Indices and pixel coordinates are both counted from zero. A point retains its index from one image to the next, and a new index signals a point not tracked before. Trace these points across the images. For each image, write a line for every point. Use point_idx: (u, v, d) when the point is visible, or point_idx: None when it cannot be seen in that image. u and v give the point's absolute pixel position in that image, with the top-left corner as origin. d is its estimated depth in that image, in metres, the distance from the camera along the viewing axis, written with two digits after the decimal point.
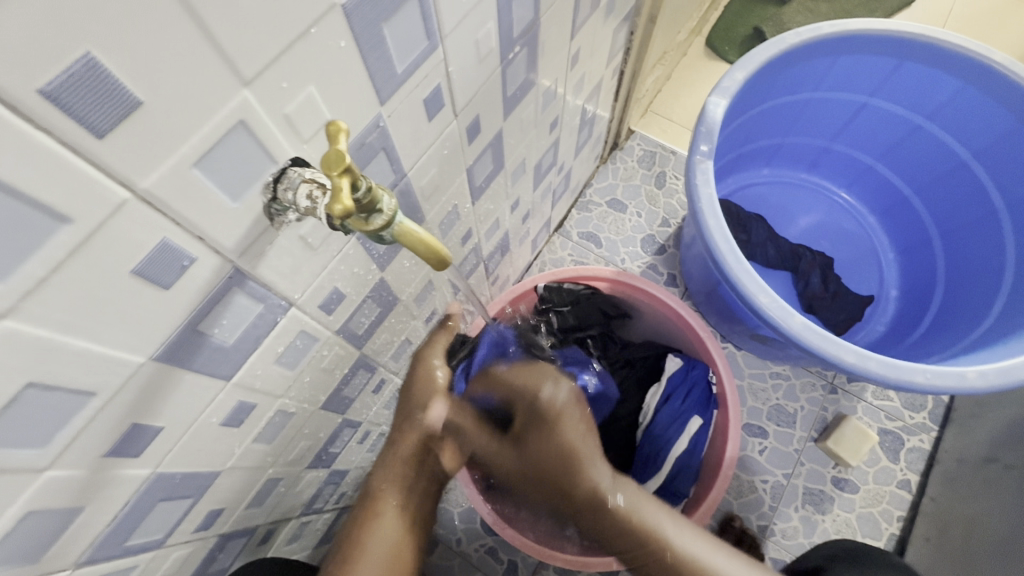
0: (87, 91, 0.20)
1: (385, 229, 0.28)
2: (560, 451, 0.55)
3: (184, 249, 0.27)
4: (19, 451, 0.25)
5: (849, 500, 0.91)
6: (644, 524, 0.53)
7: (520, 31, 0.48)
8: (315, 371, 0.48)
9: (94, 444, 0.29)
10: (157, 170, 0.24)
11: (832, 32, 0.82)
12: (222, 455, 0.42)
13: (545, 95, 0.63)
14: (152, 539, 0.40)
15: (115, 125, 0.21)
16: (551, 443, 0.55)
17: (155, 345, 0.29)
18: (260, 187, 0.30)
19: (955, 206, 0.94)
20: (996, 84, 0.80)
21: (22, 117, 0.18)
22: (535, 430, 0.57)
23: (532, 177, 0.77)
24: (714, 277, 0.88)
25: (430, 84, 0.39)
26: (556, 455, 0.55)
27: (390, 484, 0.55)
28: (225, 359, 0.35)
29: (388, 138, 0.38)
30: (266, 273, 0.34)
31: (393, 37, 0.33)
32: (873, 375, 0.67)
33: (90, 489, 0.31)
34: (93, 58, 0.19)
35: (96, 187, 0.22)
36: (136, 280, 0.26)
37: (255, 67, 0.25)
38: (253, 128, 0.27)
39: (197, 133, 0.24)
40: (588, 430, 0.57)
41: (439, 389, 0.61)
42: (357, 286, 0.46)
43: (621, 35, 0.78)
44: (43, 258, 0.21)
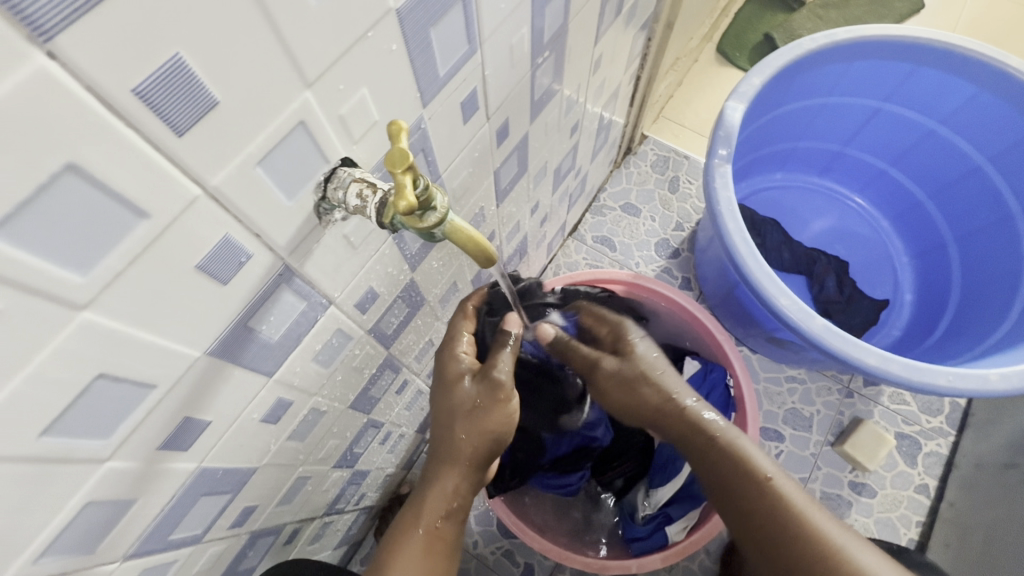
0: (171, 91, 0.20)
1: (437, 226, 0.29)
2: (647, 389, 0.61)
3: (242, 246, 0.28)
4: (86, 441, 0.26)
5: (867, 505, 0.90)
6: (747, 462, 0.54)
7: (550, 36, 0.49)
8: (347, 370, 0.49)
9: (149, 436, 0.30)
10: (225, 168, 0.24)
11: (848, 39, 0.82)
12: (260, 451, 0.42)
13: (568, 99, 0.64)
14: (192, 534, 0.40)
15: (194, 123, 0.22)
16: (636, 381, 0.61)
17: (210, 340, 0.30)
18: (313, 187, 0.30)
19: (971, 210, 0.94)
20: (1013, 90, 0.81)
21: (115, 116, 0.19)
22: (620, 377, 0.62)
23: (551, 180, 0.78)
24: (731, 280, 0.88)
25: (467, 87, 0.40)
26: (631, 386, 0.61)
27: (434, 515, 0.52)
28: (270, 355, 0.36)
29: (427, 140, 0.39)
30: (312, 271, 0.35)
31: (439, 41, 0.33)
32: (895, 377, 0.67)
33: (143, 482, 0.31)
34: (181, 59, 0.20)
35: (172, 183, 0.22)
36: (199, 275, 0.26)
37: (318, 70, 0.26)
38: (311, 129, 0.28)
39: (263, 132, 0.25)
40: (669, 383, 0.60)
41: (493, 409, 0.51)
42: (390, 286, 0.47)
43: (639, 40, 0.79)
44: (121, 252, 0.22)
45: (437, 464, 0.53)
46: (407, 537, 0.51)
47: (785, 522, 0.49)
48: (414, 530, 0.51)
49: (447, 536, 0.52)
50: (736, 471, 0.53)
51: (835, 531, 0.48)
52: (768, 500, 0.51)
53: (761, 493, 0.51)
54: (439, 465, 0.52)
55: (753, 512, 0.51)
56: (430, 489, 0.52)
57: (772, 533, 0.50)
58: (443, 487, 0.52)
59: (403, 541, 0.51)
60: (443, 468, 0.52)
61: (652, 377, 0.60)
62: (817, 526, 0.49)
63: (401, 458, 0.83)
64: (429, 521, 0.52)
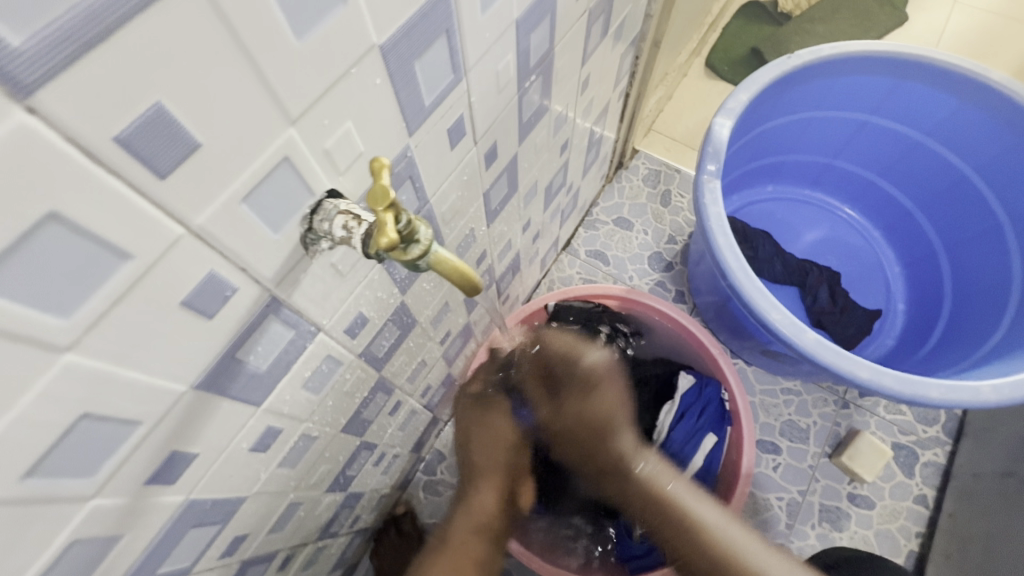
0: (154, 137, 0.21)
1: (421, 258, 0.29)
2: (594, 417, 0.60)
3: (228, 280, 0.28)
4: (69, 481, 0.26)
5: (866, 517, 0.90)
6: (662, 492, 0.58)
7: (537, 60, 0.50)
8: (338, 395, 0.49)
9: (136, 472, 0.30)
10: (210, 207, 0.25)
11: (832, 54, 0.84)
12: (249, 481, 0.42)
13: (557, 119, 0.65)
14: (180, 567, 0.40)
15: (176, 166, 0.22)
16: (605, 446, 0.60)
17: (197, 373, 0.30)
18: (299, 219, 0.31)
19: (959, 220, 0.95)
20: (994, 102, 0.83)
21: (97, 163, 0.19)
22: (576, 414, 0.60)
23: (542, 198, 0.79)
24: (724, 294, 0.88)
25: (453, 114, 0.41)
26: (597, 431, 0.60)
27: (466, 530, 0.58)
28: (258, 385, 0.36)
29: (415, 167, 0.40)
30: (299, 300, 0.35)
31: (423, 72, 0.34)
32: (888, 391, 0.67)
33: (130, 517, 0.31)
34: (163, 106, 0.20)
35: (154, 224, 0.23)
36: (184, 311, 0.26)
37: (301, 107, 0.26)
38: (296, 164, 0.28)
39: (247, 171, 0.25)
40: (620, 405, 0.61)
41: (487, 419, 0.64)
42: (380, 310, 0.47)
43: (627, 59, 0.81)
44: (105, 293, 0.22)
45: (481, 479, 0.61)
46: (435, 554, 0.56)
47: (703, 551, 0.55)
48: (449, 542, 0.57)
49: (473, 552, 0.57)
50: (662, 506, 0.58)
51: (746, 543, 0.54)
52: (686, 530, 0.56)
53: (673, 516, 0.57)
54: (482, 477, 0.61)
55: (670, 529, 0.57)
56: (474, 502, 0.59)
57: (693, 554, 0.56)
58: (475, 505, 0.59)
59: (444, 546, 0.56)
60: (483, 480, 0.60)
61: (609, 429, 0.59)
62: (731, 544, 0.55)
63: (396, 478, 0.83)
64: (460, 534, 0.57)
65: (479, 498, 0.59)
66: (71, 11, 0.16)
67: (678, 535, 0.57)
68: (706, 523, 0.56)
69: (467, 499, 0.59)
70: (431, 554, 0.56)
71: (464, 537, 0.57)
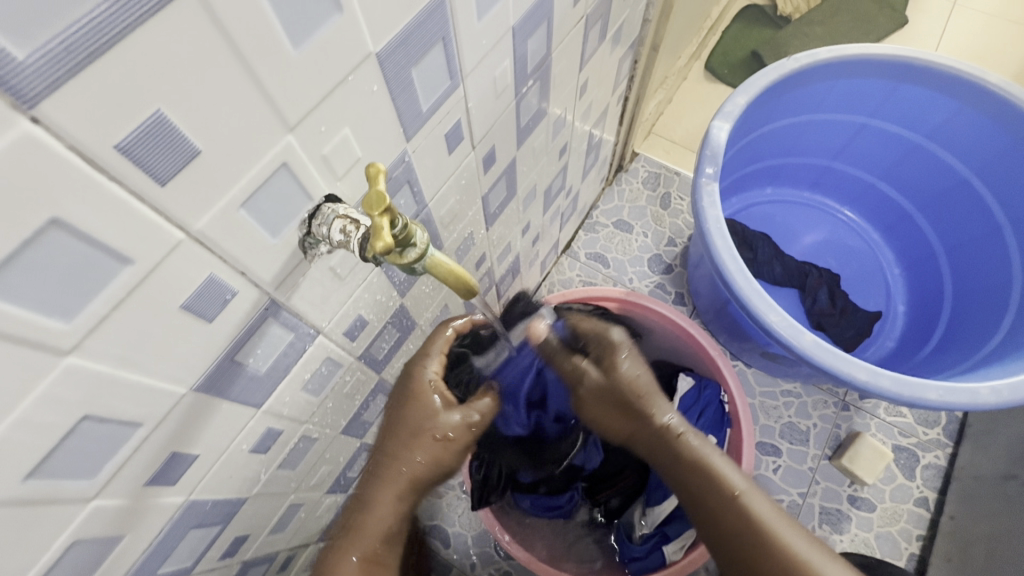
0: (154, 144, 0.21)
1: (417, 261, 0.30)
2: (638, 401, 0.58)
3: (227, 283, 0.29)
4: (71, 482, 0.26)
5: (867, 519, 0.90)
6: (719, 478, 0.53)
7: (534, 66, 0.50)
8: (337, 397, 0.49)
9: (136, 473, 0.30)
10: (209, 212, 0.25)
11: (830, 57, 0.84)
12: (249, 482, 0.43)
13: (556, 123, 0.65)
14: (181, 567, 0.40)
15: (175, 172, 0.23)
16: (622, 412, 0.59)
17: (197, 375, 0.30)
18: (297, 224, 0.31)
19: (959, 222, 0.95)
20: (992, 104, 0.83)
21: (99, 171, 0.20)
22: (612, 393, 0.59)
23: (542, 201, 0.79)
24: (723, 296, 0.89)
25: (451, 119, 0.41)
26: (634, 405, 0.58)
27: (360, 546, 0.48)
28: (258, 387, 0.36)
29: (413, 171, 0.40)
30: (298, 303, 0.35)
31: (420, 78, 0.35)
32: (886, 392, 0.67)
33: (130, 518, 0.31)
34: (162, 114, 0.21)
35: (155, 229, 0.23)
36: (184, 314, 0.27)
37: (299, 114, 0.27)
38: (295, 169, 0.29)
39: (245, 176, 0.26)
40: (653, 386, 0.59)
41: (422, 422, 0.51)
42: (379, 313, 0.48)
43: (625, 63, 0.81)
44: (105, 298, 0.23)
45: (379, 484, 0.50)
46: (339, 563, 0.48)
47: (737, 530, 0.51)
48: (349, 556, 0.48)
49: (385, 559, 0.49)
50: (704, 479, 0.54)
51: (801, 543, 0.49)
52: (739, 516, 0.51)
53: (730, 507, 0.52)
54: (380, 490, 0.49)
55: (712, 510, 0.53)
56: (371, 513, 0.49)
57: (730, 535, 0.52)
58: (377, 505, 0.49)
59: (339, 563, 0.48)
60: (382, 490, 0.49)
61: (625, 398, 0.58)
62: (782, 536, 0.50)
63: None
64: (363, 545, 0.48)
65: (380, 505, 0.49)
66: (74, 22, 0.17)
67: (718, 517, 0.53)
68: (748, 504, 0.52)
69: (363, 507, 0.49)
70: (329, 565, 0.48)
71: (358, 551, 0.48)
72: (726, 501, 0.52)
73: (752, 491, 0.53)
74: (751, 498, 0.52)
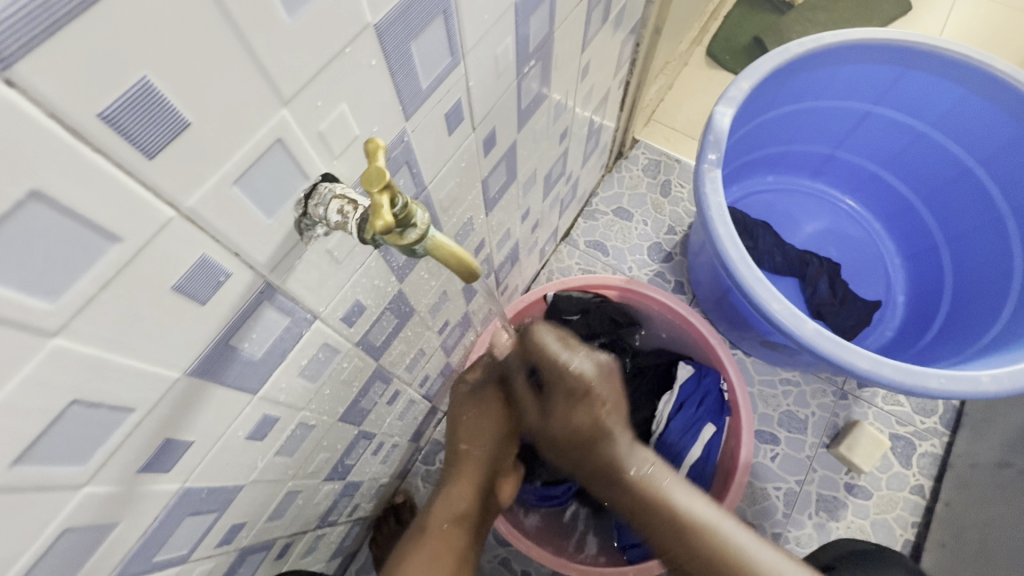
0: (140, 114, 0.20)
1: (418, 242, 0.29)
2: (592, 438, 0.54)
3: (221, 265, 0.28)
4: (61, 468, 0.25)
5: (863, 506, 0.91)
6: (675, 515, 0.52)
7: (536, 45, 0.49)
8: (335, 384, 0.48)
9: (129, 459, 0.29)
10: (201, 189, 0.24)
11: (835, 42, 0.83)
12: (246, 469, 0.42)
13: (556, 107, 0.64)
14: (178, 554, 0.40)
15: (165, 146, 0.21)
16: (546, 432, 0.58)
17: (190, 360, 0.29)
18: (293, 204, 0.30)
19: (961, 211, 0.94)
20: (999, 90, 0.82)
21: (83, 141, 0.19)
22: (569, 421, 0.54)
23: (541, 186, 0.78)
24: (724, 284, 0.88)
25: (450, 99, 0.40)
26: (586, 437, 0.55)
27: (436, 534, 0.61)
28: (253, 372, 0.35)
29: (412, 152, 0.39)
30: (294, 287, 0.34)
31: (420, 53, 0.33)
32: (887, 381, 0.67)
33: (124, 504, 0.31)
34: (150, 83, 0.20)
35: (145, 206, 0.22)
36: (176, 296, 0.26)
37: (294, 87, 0.26)
38: (290, 146, 0.28)
39: (239, 152, 0.25)
40: (615, 407, 0.54)
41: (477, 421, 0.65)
42: (377, 298, 0.47)
43: (627, 46, 0.80)
44: (92, 277, 0.22)
45: (453, 480, 0.64)
46: (419, 539, 0.60)
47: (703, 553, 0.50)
48: (429, 531, 0.61)
49: (453, 541, 0.61)
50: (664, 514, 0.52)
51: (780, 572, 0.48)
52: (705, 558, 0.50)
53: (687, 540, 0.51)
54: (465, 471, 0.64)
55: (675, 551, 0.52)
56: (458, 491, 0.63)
57: (689, 563, 0.51)
58: (458, 489, 0.63)
59: (423, 537, 0.61)
60: (460, 475, 0.64)
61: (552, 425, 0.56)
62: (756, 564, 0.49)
63: (395, 467, 0.83)
64: (438, 524, 0.62)
65: (456, 491, 0.63)
66: None
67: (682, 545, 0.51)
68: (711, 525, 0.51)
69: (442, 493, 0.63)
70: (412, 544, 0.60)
71: (445, 525, 0.61)
72: (690, 534, 0.51)
73: (713, 519, 0.51)
74: (720, 526, 0.51)
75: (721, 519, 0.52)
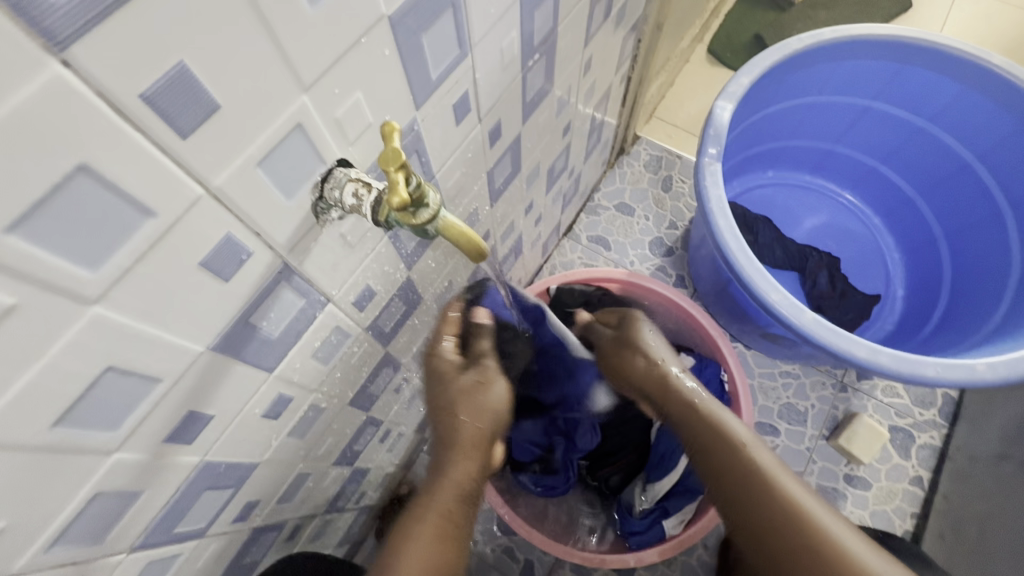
0: (176, 95, 0.22)
1: (430, 222, 0.30)
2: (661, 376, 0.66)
3: (243, 244, 0.29)
4: (94, 432, 0.27)
5: (862, 497, 0.92)
6: (729, 438, 0.57)
7: (540, 39, 0.50)
8: (346, 368, 0.50)
9: (155, 429, 0.31)
10: (228, 169, 0.26)
11: (834, 38, 0.84)
12: (261, 447, 0.43)
13: (560, 101, 0.66)
14: (195, 528, 0.41)
15: (197, 126, 0.23)
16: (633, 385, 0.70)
17: (214, 335, 0.31)
18: (310, 187, 0.32)
19: (960, 205, 0.95)
20: (996, 85, 0.83)
21: (125, 120, 0.20)
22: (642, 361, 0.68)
23: (545, 180, 0.79)
24: (724, 276, 0.89)
25: (458, 90, 0.41)
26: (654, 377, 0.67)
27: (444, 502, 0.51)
28: (270, 351, 0.37)
29: (421, 141, 0.40)
30: (310, 269, 0.36)
31: (430, 45, 0.35)
32: (885, 369, 0.68)
33: (149, 474, 0.32)
34: (185, 66, 0.21)
35: (177, 183, 0.24)
36: (202, 272, 0.28)
37: (314, 74, 0.27)
38: (308, 131, 0.29)
39: (262, 134, 0.26)
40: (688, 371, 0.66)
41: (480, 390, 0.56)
42: (386, 284, 0.48)
43: (629, 42, 0.81)
44: (129, 249, 0.23)
45: (448, 452, 0.54)
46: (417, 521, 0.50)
47: (765, 492, 0.52)
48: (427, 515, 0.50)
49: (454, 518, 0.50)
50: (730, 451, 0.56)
51: (828, 517, 0.49)
52: (765, 491, 0.52)
53: (746, 474, 0.54)
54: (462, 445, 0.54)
55: (732, 481, 0.54)
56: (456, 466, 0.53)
57: (745, 505, 0.53)
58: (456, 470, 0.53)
59: (421, 515, 0.50)
60: (460, 452, 0.54)
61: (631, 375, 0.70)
62: (811, 513, 0.49)
63: (401, 457, 0.85)
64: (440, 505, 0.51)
65: (460, 468, 0.53)
66: None
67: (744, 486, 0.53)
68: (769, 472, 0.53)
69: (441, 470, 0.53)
70: (405, 532, 0.49)
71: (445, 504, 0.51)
72: (755, 475, 0.53)
73: (775, 466, 0.54)
74: (781, 475, 0.52)
75: (783, 470, 0.53)
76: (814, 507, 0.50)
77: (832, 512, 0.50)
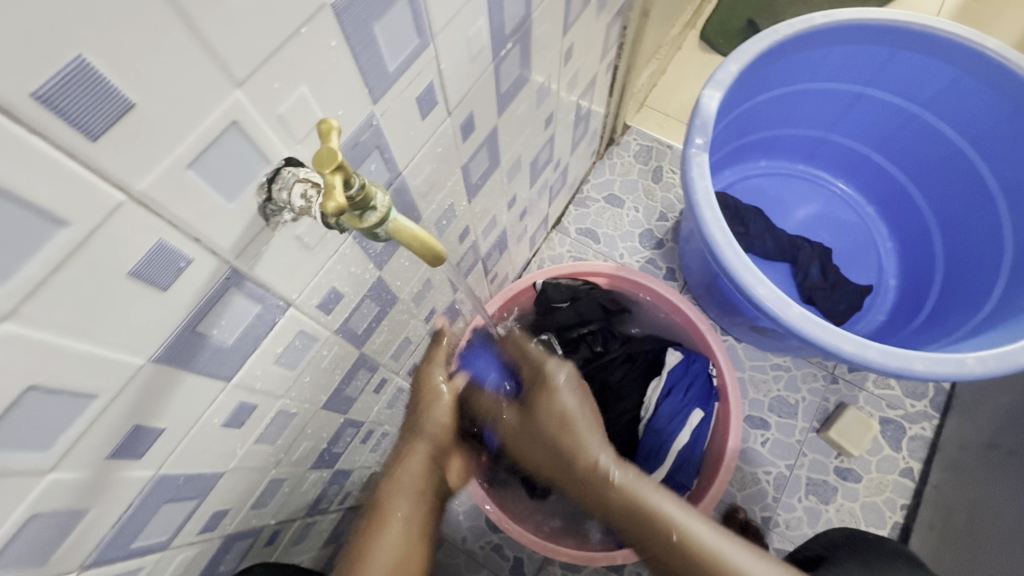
0: (76, 94, 0.20)
1: (379, 226, 0.29)
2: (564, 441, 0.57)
3: (181, 250, 0.27)
4: (23, 453, 0.25)
5: (853, 490, 0.91)
6: (645, 507, 0.53)
7: (512, 28, 0.48)
8: (316, 372, 0.49)
9: (96, 446, 0.29)
10: (152, 172, 0.24)
11: (824, 24, 0.81)
12: (225, 456, 0.42)
13: (540, 90, 0.63)
14: (158, 541, 0.40)
15: (110, 127, 0.21)
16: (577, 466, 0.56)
17: (155, 346, 0.29)
18: (256, 188, 0.30)
19: (953, 194, 0.94)
20: (990, 71, 0.80)
21: (19, 124, 0.19)
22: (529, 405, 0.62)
23: (528, 173, 0.77)
24: (713, 270, 0.88)
25: (422, 82, 0.39)
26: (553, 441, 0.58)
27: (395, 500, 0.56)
28: (225, 359, 0.35)
29: (383, 136, 0.39)
30: (263, 273, 0.34)
31: (385, 35, 0.33)
32: (873, 364, 0.67)
33: (95, 491, 0.31)
34: (86, 61, 0.19)
35: (92, 188, 0.22)
36: (133, 282, 0.26)
37: (247, 68, 0.25)
38: (247, 129, 0.27)
39: (191, 134, 0.24)
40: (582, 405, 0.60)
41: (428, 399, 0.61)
42: (355, 286, 0.46)
43: (613, 29, 0.78)
44: (41, 261, 0.22)
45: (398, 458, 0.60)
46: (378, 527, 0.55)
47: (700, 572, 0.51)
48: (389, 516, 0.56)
49: (404, 513, 0.56)
50: (650, 525, 0.53)
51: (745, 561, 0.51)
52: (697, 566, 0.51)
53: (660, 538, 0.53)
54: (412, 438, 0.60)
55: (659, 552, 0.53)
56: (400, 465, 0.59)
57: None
58: (405, 464, 0.59)
59: (377, 512, 0.56)
60: (405, 457, 0.59)
61: (579, 448, 0.56)
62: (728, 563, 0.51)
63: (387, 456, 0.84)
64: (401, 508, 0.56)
65: (404, 468, 0.58)
66: None
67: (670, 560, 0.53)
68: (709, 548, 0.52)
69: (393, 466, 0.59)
70: (373, 521, 0.56)
71: (395, 507, 0.56)
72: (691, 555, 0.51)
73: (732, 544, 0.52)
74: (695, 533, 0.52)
75: (696, 519, 0.54)
76: (738, 560, 0.51)
77: (743, 547, 0.53)
